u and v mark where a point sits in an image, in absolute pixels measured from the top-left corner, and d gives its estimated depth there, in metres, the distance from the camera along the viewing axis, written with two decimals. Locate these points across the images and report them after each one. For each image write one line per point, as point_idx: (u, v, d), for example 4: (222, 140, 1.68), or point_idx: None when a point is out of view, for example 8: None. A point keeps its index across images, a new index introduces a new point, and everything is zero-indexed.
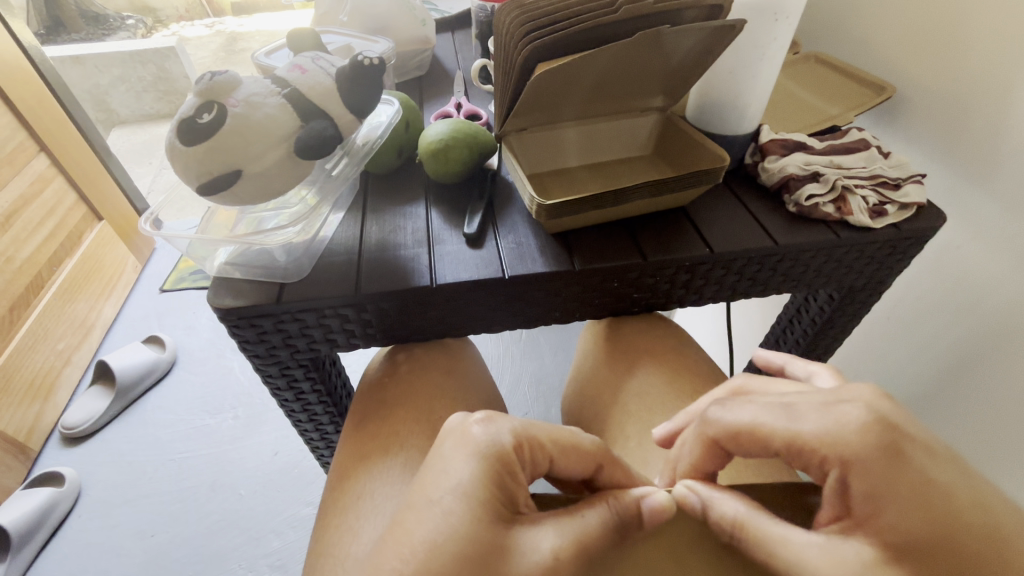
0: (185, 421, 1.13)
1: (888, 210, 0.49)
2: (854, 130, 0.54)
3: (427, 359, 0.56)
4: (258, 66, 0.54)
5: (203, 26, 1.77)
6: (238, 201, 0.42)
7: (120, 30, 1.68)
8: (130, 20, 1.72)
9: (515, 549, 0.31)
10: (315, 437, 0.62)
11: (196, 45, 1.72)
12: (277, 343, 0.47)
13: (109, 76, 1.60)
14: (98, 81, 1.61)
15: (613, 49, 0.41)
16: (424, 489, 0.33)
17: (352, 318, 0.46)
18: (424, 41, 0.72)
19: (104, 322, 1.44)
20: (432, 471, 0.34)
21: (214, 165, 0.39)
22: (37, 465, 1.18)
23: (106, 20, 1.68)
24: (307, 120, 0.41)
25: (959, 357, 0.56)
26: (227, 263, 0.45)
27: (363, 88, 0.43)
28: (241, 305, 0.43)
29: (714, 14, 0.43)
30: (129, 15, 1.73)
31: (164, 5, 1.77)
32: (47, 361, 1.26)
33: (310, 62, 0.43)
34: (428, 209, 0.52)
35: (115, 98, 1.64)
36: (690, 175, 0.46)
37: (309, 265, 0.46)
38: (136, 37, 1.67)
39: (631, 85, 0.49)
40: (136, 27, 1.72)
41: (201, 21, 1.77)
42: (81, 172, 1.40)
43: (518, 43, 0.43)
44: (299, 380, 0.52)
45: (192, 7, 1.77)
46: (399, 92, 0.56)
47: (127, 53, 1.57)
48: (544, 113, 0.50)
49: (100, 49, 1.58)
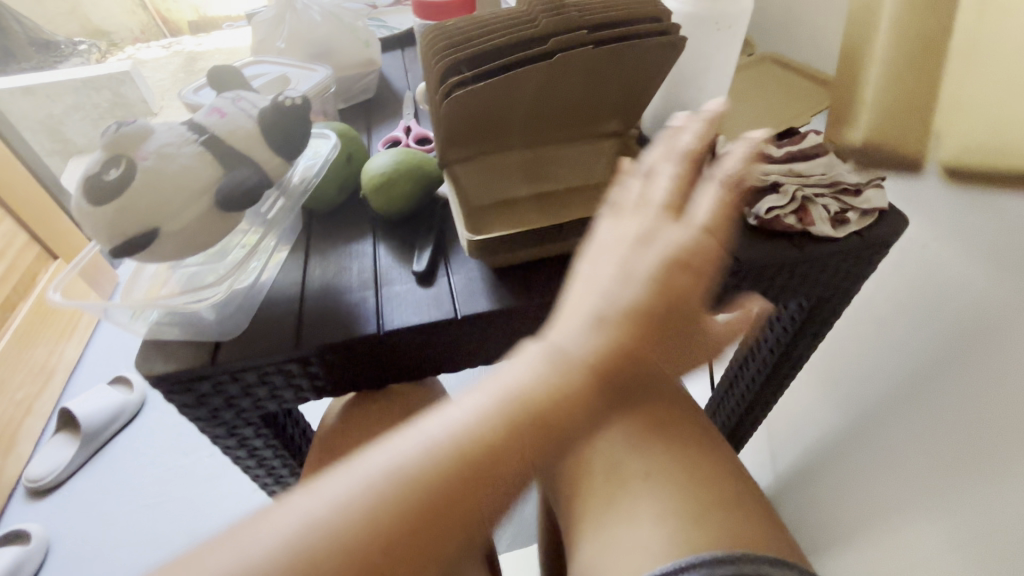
0: (163, 463, 1.14)
1: (851, 218, 0.48)
2: (812, 134, 0.52)
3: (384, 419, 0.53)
4: (185, 104, 0.51)
5: (161, 49, 1.52)
6: (159, 260, 0.39)
7: (74, 57, 1.46)
8: (82, 45, 1.47)
9: (438, 448, 0.31)
10: (254, 467, 0.53)
11: (154, 67, 1.50)
12: (220, 405, 0.44)
13: (62, 105, 1.40)
14: (52, 111, 1.40)
15: (538, 86, 0.41)
16: (364, 461, 0.30)
17: (298, 372, 0.43)
18: (368, 63, 0.69)
19: (68, 364, 1.36)
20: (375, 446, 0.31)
21: (128, 226, 0.36)
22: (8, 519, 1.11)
23: (57, 45, 1.44)
24: (228, 169, 0.38)
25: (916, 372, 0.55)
26: (159, 323, 0.41)
27: (288, 130, 0.40)
28: (174, 370, 0.40)
29: (667, 53, 0.40)
30: (82, 40, 1.47)
31: (117, 27, 1.48)
32: (6, 413, 1.20)
33: (230, 104, 0.40)
34: (376, 245, 0.49)
35: (71, 127, 1.43)
36: None
37: (246, 320, 0.43)
38: (90, 64, 1.44)
39: (579, 102, 0.46)
40: (90, 52, 1.48)
41: (159, 44, 1.52)
42: (30, 210, 1.30)
43: (433, 63, 0.40)
44: (250, 438, 0.49)
45: (148, 29, 1.49)
46: (337, 122, 0.52)
47: (80, 80, 1.40)
48: (487, 140, 0.47)
49: (50, 77, 1.39)
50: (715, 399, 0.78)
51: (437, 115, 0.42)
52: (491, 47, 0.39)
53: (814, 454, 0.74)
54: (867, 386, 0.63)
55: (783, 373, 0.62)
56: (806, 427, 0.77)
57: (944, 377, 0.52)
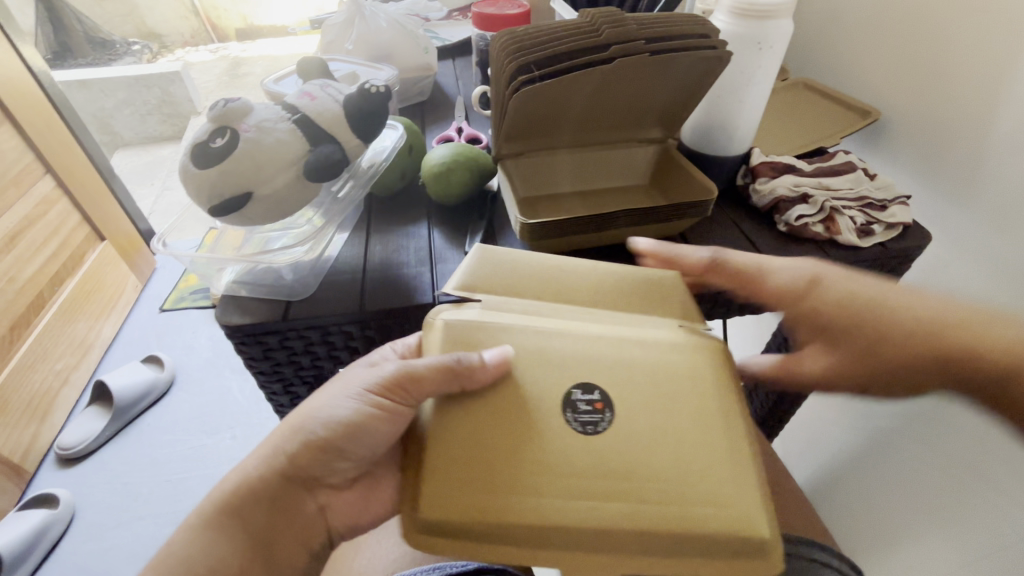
0: (183, 441, 1.08)
1: (876, 230, 0.50)
2: (841, 154, 0.57)
3: None
4: (269, 93, 0.59)
5: (208, 52, 1.81)
6: (247, 221, 0.43)
7: (126, 56, 1.70)
8: (136, 46, 1.74)
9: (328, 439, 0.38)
10: None
11: (201, 70, 1.75)
12: (282, 360, 0.48)
13: (114, 100, 1.59)
14: (104, 105, 1.60)
15: (592, 85, 0.45)
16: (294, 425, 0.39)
17: (356, 334, 0.47)
18: (426, 68, 0.75)
19: (104, 341, 1.27)
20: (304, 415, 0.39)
21: (226, 188, 0.40)
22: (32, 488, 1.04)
23: (113, 45, 1.71)
24: (316, 145, 0.43)
25: None
26: (235, 282, 0.47)
27: (369, 115, 0.45)
28: (249, 323, 0.44)
29: (714, 65, 0.44)
30: (136, 41, 1.76)
31: (170, 31, 1.81)
32: (46, 382, 1.11)
33: (319, 89, 0.45)
34: (430, 229, 0.53)
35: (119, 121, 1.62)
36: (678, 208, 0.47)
37: (315, 283, 0.47)
38: (142, 63, 1.68)
39: (628, 106, 0.50)
40: (142, 53, 1.75)
41: (205, 47, 1.82)
42: (77, 183, 1.22)
43: (505, 58, 0.46)
44: (301, 398, 0.53)
45: (198, 34, 1.83)
46: (403, 117, 0.58)
47: (134, 78, 1.57)
48: (538, 137, 0.52)
49: (106, 74, 1.57)
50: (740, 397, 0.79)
51: (502, 110, 0.47)
52: (558, 47, 0.44)
53: (822, 473, 0.70)
54: None
55: None
56: (813, 445, 0.73)
57: None
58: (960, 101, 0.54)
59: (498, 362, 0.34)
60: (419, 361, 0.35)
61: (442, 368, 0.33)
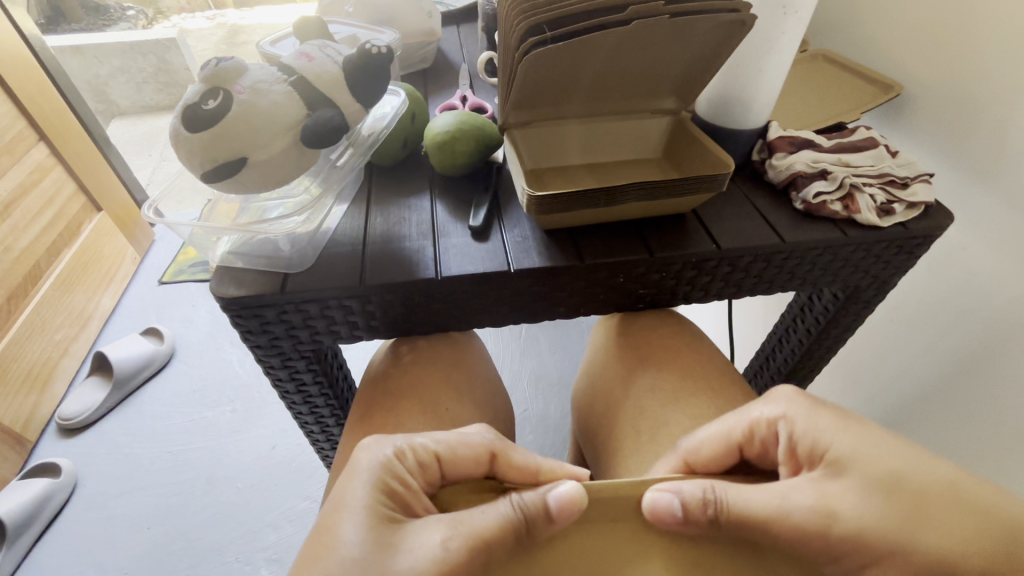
0: (184, 413, 1.08)
1: (896, 209, 0.48)
2: (862, 129, 0.55)
3: (417, 368, 0.56)
4: (264, 54, 0.57)
5: (204, 17, 1.76)
6: (242, 189, 0.41)
7: (120, 21, 1.66)
8: (130, 11, 1.71)
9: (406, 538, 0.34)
10: (298, 402, 0.56)
11: (197, 37, 1.70)
12: (280, 334, 0.47)
13: (109, 66, 1.55)
14: (98, 72, 1.56)
15: (606, 48, 0.42)
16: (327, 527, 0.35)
17: (356, 310, 0.46)
18: (429, 33, 0.72)
19: (102, 313, 1.26)
20: (334, 503, 0.37)
21: (219, 153, 0.38)
22: (34, 458, 1.04)
23: (107, 10, 1.67)
24: (314, 109, 0.41)
25: (963, 361, 0.57)
26: (230, 253, 0.45)
27: (371, 78, 0.43)
28: (245, 295, 0.43)
29: (736, 28, 0.41)
30: (130, 6, 1.72)
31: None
32: (45, 352, 1.10)
33: (317, 50, 0.43)
34: (433, 201, 0.51)
35: (115, 89, 1.58)
36: (691, 182, 0.45)
37: (312, 255, 0.46)
38: (136, 29, 1.64)
39: (643, 73, 0.47)
40: (136, 18, 1.71)
41: (201, 12, 1.77)
42: (71, 151, 1.19)
43: (515, 19, 0.43)
44: (300, 372, 0.51)
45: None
46: (405, 83, 0.55)
47: (128, 44, 1.53)
48: (547, 105, 0.49)
49: (100, 39, 1.53)
50: (747, 372, 0.79)
51: (510, 75, 0.45)
52: (570, 7, 0.42)
53: None
54: (903, 383, 0.65)
55: (814, 359, 0.64)
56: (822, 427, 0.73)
57: (997, 370, 0.54)
58: (988, 77, 0.52)
59: (568, 505, 0.35)
60: (475, 516, 0.35)
61: (510, 525, 0.35)
